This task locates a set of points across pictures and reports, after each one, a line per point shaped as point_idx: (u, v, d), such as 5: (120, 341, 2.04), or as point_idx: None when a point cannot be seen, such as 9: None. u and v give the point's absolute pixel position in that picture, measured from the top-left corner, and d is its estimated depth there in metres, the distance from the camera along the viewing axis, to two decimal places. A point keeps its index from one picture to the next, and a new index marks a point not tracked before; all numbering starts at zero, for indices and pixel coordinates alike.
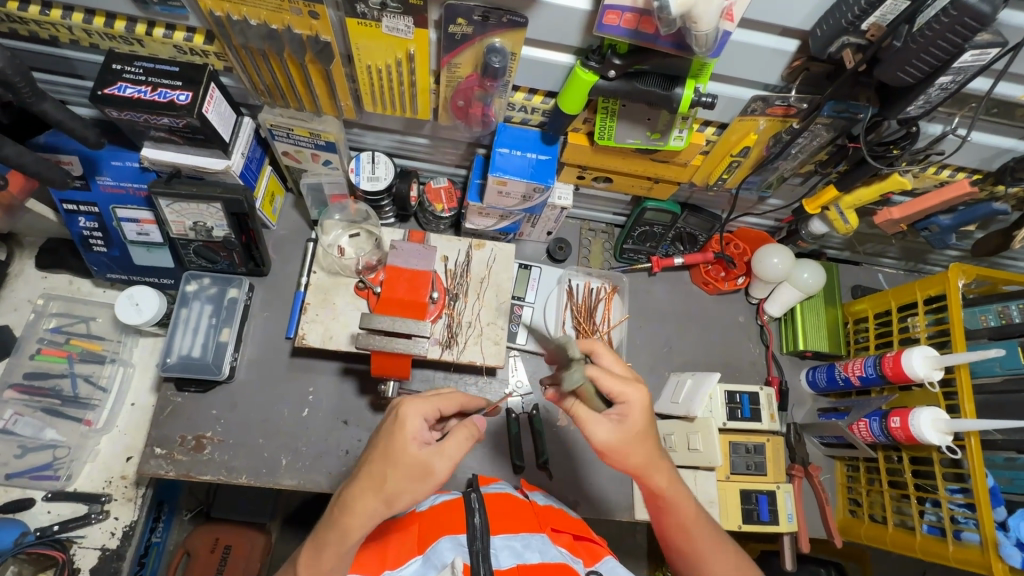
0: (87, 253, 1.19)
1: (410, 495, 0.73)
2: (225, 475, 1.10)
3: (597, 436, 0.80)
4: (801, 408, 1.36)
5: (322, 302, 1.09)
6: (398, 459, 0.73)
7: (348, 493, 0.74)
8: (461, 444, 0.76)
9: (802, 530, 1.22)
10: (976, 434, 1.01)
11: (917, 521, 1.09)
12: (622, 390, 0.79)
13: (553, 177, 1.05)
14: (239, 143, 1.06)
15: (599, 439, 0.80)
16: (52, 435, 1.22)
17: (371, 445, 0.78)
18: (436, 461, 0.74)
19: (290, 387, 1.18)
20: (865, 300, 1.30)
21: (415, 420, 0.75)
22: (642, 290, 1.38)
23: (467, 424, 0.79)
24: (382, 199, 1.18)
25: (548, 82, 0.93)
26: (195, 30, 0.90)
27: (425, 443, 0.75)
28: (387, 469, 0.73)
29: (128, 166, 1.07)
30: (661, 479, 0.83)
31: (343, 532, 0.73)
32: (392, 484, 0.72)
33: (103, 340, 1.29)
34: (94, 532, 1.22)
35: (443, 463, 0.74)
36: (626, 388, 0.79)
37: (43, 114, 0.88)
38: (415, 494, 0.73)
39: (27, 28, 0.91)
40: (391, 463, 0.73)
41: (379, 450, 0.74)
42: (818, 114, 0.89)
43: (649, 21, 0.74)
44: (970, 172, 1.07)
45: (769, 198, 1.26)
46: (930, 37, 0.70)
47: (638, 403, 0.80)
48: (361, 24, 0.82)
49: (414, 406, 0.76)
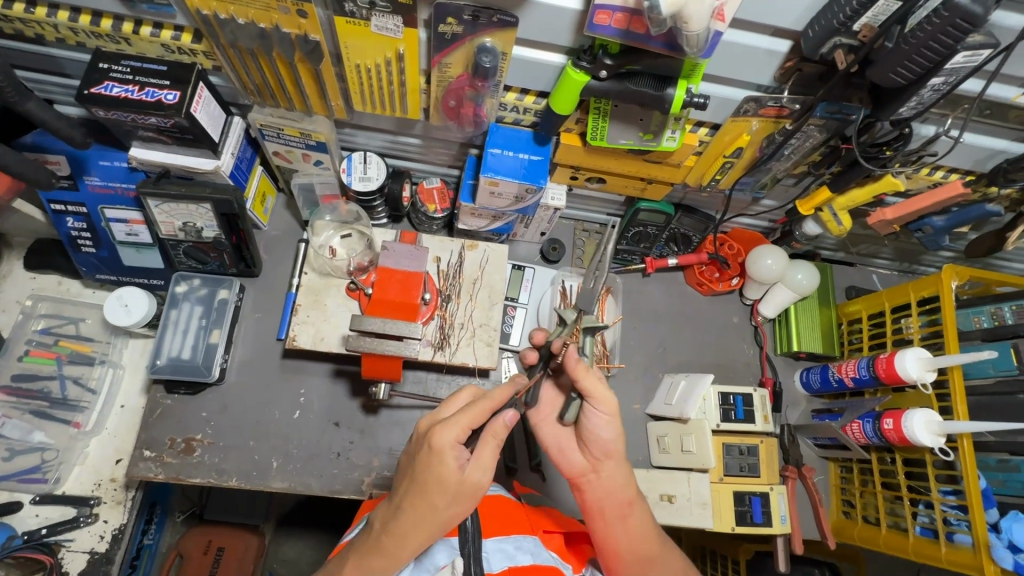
0: (76, 254, 1.18)
1: (459, 514, 0.76)
2: (215, 478, 1.09)
3: (605, 401, 0.82)
4: (796, 409, 1.36)
5: (313, 303, 1.08)
6: (445, 488, 0.75)
7: (397, 522, 0.76)
8: (495, 453, 0.78)
9: (797, 532, 1.21)
10: (968, 436, 1.01)
11: (910, 523, 1.08)
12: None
13: (545, 178, 1.04)
14: (229, 143, 1.05)
15: (608, 401, 0.82)
16: (40, 437, 1.21)
17: (410, 471, 0.78)
18: (479, 477, 0.76)
19: (281, 389, 1.17)
20: (859, 301, 1.30)
21: (451, 447, 0.76)
22: (636, 291, 1.38)
23: (496, 429, 0.78)
24: (374, 200, 1.17)
25: (539, 82, 0.92)
26: (182, 28, 0.89)
27: (465, 462, 0.77)
28: (435, 498, 0.75)
29: (116, 166, 1.06)
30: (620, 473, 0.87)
31: (395, 559, 0.76)
32: (444, 510, 0.75)
33: (92, 341, 1.27)
34: (83, 536, 1.21)
35: (485, 478, 0.76)
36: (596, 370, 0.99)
37: (28, 113, 0.87)
38: (465, 511, 0.77)
39: (12, 26, 0.90)
40: (437, 492, 0.75)
41: (424, 482, 0.76)
42: (811, 115, 0.89)
43: (640, 21, 0.73)
44: (963, 173, 1.07)
45: (763, 199, 1.26)
46: (923, 37, 0.69)
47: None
48: (351, 23, 0.81)
49: (446, 434, 0.76)
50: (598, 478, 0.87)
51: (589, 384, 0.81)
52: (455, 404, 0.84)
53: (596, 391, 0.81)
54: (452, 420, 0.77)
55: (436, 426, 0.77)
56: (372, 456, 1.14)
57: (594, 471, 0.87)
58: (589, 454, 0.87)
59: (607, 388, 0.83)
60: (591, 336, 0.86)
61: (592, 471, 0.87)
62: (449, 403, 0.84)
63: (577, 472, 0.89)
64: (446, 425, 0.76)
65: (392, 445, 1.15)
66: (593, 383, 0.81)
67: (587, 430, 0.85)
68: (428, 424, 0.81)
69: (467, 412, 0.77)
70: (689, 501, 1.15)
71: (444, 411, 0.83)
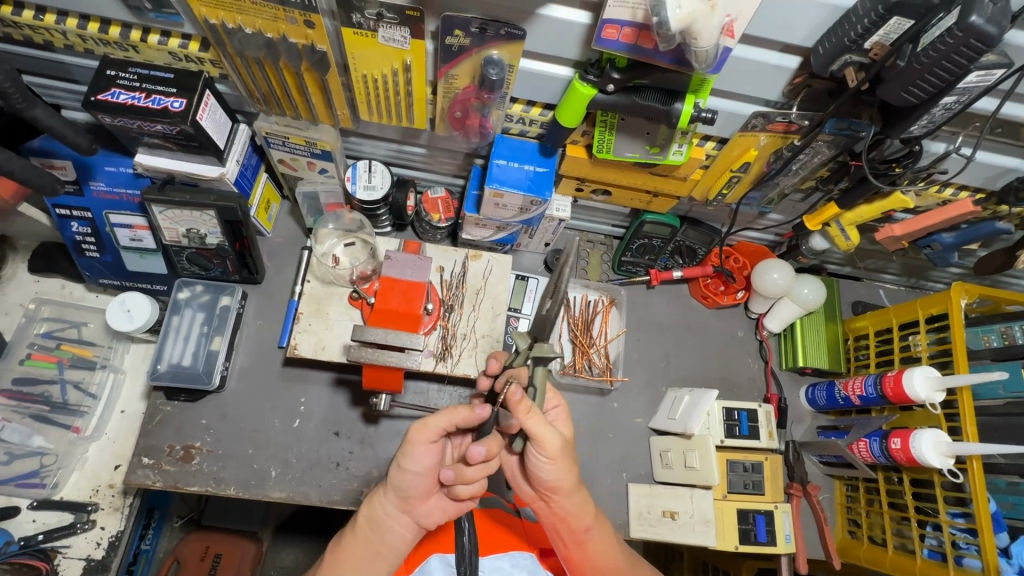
0: (80, 258, 1.18)
1: (401, 468, 0.75)
2: (213, 487, 1.08)
3: (549, 445, 0.77)
4: (800, 425, 1.34)
5: (315, 311, 1.07)
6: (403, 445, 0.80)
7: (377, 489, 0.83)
8: (444, 418, 0.74)
9: (801, 551, 1.20)
10: (977, 458, 0.99)
11: (917, 545, 1.07)
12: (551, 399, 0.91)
13: (550, 189, 1.03)
14: (234, 150, 1.05)
15: (551, 446, 0.77)
16: (40, 442, 1.20)
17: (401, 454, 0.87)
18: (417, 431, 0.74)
19: (281, 397, 1.16)
20: (865, 317, 1.29)
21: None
22: (641, 304, 1.36)
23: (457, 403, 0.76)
24: (378, 208, 1.17)
25: (546, 93, 0.91)
26: (190, 37, 0.89)
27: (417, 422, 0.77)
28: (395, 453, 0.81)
29: (121, 172, 1.06)
30: (574, 505, 0.83)
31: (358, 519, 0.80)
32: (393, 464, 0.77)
33: (94, 346, 1.27)
34: (79, 542, 1.21)
35: (421, 431, 0.74)
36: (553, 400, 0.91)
37: (35, 120, 0.85)
38: (411, 467, 0.75)
39: (21, 32, 0.90)
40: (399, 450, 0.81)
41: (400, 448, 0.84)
42: (820, 131, 0.88)
43: (648, 36, 0.72)
44: (973, 191, 1.06)
45: (769, 213, 1.25)
46: (936, 56, 0.68)
47: (564, 410, 0.92)
48: (357, 34, 0.81)
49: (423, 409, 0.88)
50: (548, 506, 0.85)
51: (534, 427, 0.75)
52: None
53: (542, 435, 0.76)
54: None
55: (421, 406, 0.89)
56: (370, 466, 1.13)
57: (545, 501, 0.85)
58: (538, 489, 0.83)
59: (550, 429, 0.76)
60: (541, 370, 0.80)
61: (541, 501, 0.85)
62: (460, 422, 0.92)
63: (529, 498, 0.87)
64: None
65: (392, 456, 1.14)
66: (536, 425, 0.75)
67: (531, 469, 0.81)
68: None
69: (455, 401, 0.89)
70: (691, 519, 1.14)
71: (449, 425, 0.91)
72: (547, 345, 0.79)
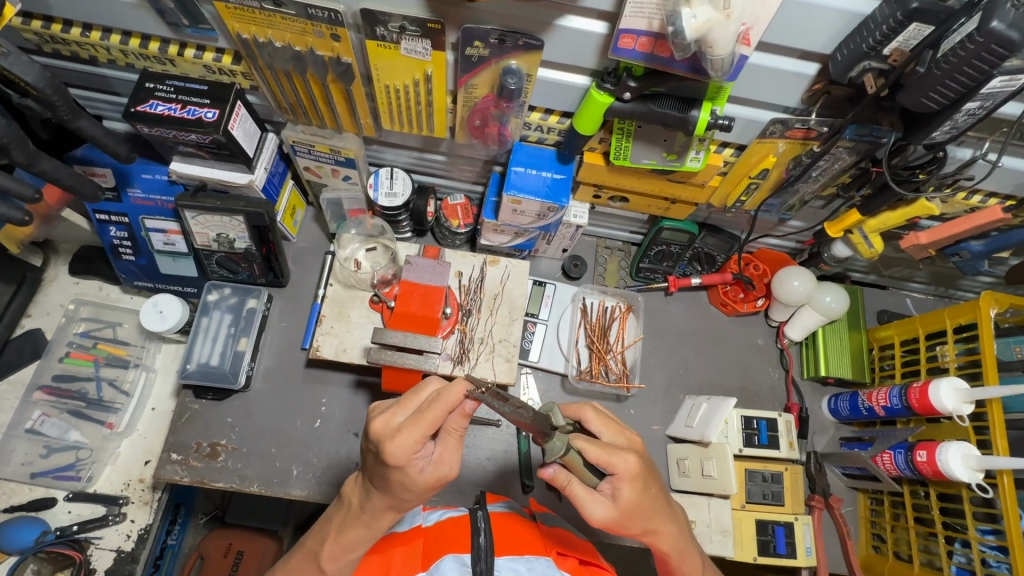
0: (116, 261, 1.23)
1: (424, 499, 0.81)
2: (237, 483, 1.11)
3: (597, 516, 0.74)
4: (823, 435, 1.31)
5: (337, 314, 1.10)
6: (416, 489, 0.76)
7: (373, 505, 0.82)
8: (455, 444, 0.78)
9: (823, 564, 1.17)
10: (1009, 472, 0.97)
11: (945, 562, 1.05)
12: (608, 460, 0.73)
13: (568, 196, 1.04)
14: (263, 158, 1.09)
15: (596, 519, 0.74)
16: (76, 436, 1.26)
17: (380, 475, 0.77)
18: (445, 471, 0.76)
19: (304, 397, 1.20)
20: (891, 326, 1.26)
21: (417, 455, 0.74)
22: (660, 311, 1.36)
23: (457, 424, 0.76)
24: (399, 214, 1.19)
25: (564, 102, 0.93)
26: (224, 50, 0.94)
27: (437, 466, 0.76)
28: (402, 493, 0.77)
29: (157, 179, 1.11)
30: (665, 549, 0.81)
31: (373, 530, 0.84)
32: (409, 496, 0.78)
33: (128, 345, 1.32)
34: (111, 534, 1.25)
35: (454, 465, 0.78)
36: (612, 456, 0.74)
37: (80, 131, 0.90)
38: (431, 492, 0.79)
39: (68, 48, 0.96)
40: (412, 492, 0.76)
41: (385, 476, 0.76)
42: (840, 137, 0.88)
43: (664, 45, 0.74)
44: (1002, 198, 1.04)
45: (790, 219, 1.24)
46: (956, 62, 0.68)
47: (627, 473, 0.74)
48: (381, 46, 0.84)
49: (404, 446, 0.72)
50: None
51: (584, 510, 0.74)
52: (409, 401, 0.77)
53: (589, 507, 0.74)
54: (408, 427, 0.72)
55: (394, 438, 0.72)
56: None
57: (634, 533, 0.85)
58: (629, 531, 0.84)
59: (594, 499, 0.74)
60: (573, 453, 0.75)
61: None
62: (405, 401, 0.77)
63: None
64: (405, 436, 0.72)
65: None
66: (580, 498, 0.74)
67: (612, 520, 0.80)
68: (381, 427, 0.75)
69: (429, 415, 0.73)
70: (708, 529, 1.13)
71: (399, 412, 0.76)
72: (555, 443, 0.74)
